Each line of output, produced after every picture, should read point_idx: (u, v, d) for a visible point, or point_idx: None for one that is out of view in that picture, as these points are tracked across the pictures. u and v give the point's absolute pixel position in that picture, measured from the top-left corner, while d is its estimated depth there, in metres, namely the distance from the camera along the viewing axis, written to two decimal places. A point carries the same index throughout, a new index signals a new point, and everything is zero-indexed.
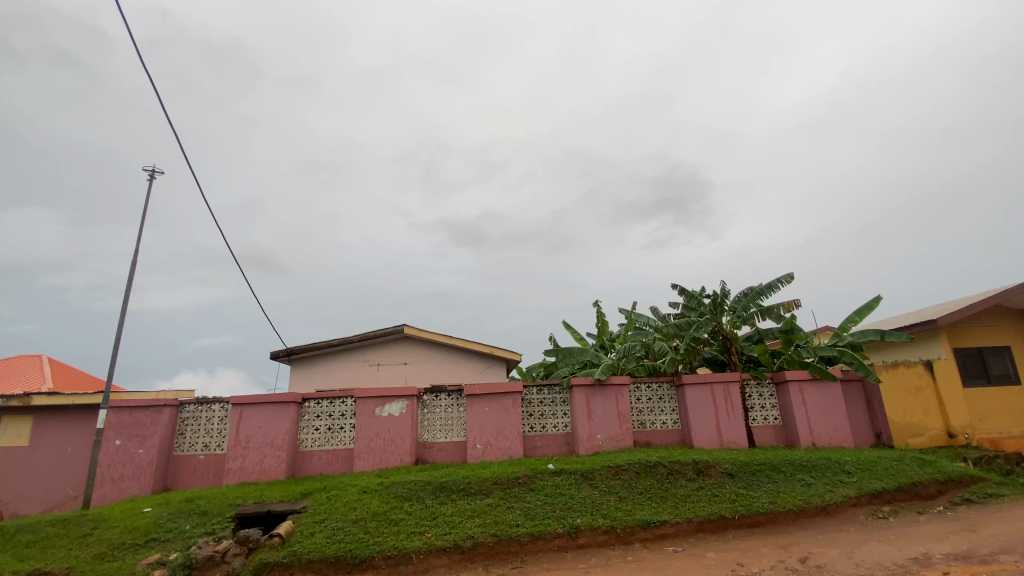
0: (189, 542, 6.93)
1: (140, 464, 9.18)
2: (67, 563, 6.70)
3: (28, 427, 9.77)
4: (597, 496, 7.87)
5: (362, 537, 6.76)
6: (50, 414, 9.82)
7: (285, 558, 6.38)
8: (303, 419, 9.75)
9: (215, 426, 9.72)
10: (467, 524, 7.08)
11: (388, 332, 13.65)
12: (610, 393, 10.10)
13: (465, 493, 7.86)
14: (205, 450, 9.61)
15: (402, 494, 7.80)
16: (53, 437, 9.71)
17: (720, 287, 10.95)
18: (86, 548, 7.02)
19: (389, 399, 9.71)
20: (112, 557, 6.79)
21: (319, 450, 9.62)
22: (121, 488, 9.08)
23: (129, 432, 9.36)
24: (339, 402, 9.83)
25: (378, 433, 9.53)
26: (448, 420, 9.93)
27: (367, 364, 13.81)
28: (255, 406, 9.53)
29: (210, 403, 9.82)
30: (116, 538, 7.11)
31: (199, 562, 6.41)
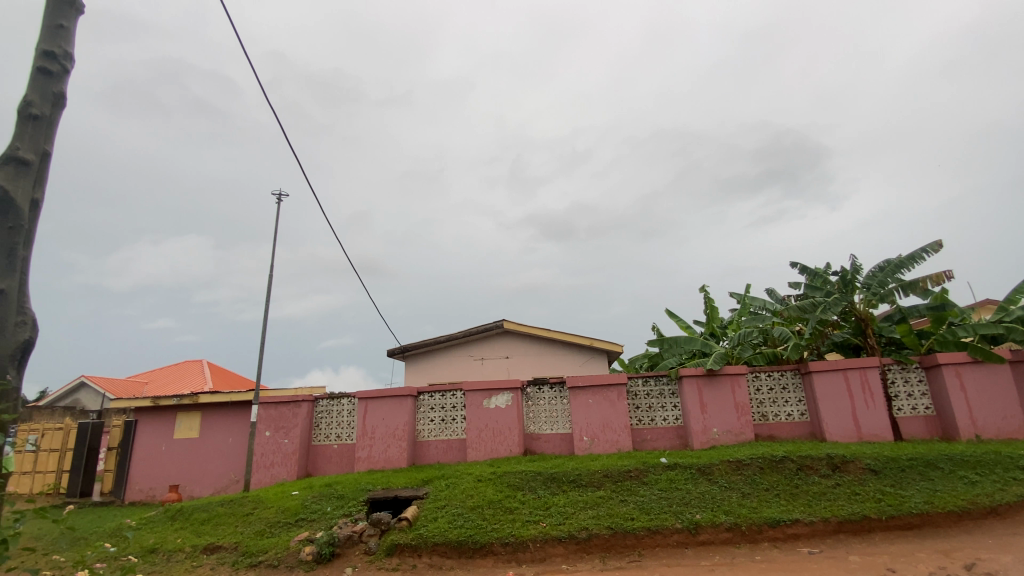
0: (331, 523, 7.74)
1: (286, 452, 10.42)
2: (235, 538, 7.78)
3: (197, 421, 11.50)
4: (717, 492, 7.46)
5: (480, 523, 7.06)
6: (214, 410, 11.47)
7: (414, 541, 6.85)
8: (419, 411, 10.41)
9: (345, 419, 10.74)
10: (581, 515, 7.10)
11: (490, 327, 14.06)
12: (724, 383, 9.52)
13: (576, 485, 7.87)
14: (338, 440, 10.66)
15: (515, 484, 8.03)
16: (217, 429, 11.35)
17: (849, 262, 9.82)
18: (249, 525, 8.11)
19: (495, 392, 10.02)
20: (271, 533, 7.77)
21: (435, 440, 10.21)
22: (273, 473, 10.36)
23: (276, 424, 10.66)
24: (450, 395, 10.37)
25: (487, 424, 9.88)
26: (553, 411, 10.02)
27: (472, 359, 14.36)
28: (376, 400, 10.35)
29: (339, 397, 10.87)
30: (273, 517, 8.14)
31: (340, 540, 7.09)
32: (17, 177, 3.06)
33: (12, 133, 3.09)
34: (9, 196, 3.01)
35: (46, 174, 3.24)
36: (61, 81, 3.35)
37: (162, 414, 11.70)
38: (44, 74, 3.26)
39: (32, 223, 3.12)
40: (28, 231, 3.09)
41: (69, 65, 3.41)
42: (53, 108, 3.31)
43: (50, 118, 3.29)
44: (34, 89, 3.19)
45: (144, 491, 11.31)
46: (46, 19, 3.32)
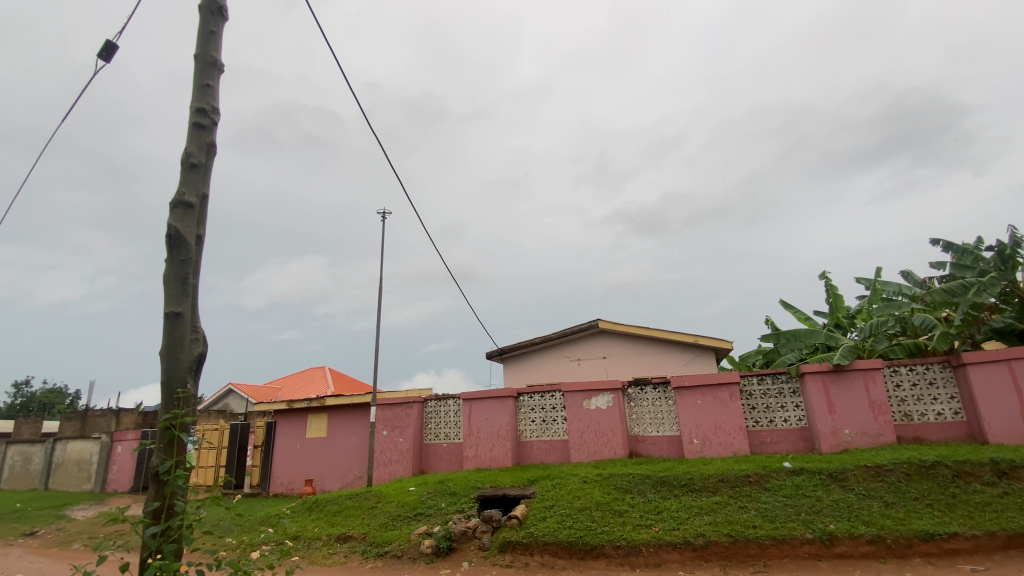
0: (446, 518, 8.17)
1: (402, 450, 11.20)
2: (363, 529, 8.49)
3: (324, 422, 12.75)
4: (853, 500, 6.72)
5: (590, 525, 7.04)
6: (337, 411, 12.65)
7: (525, 539, 7.00)
8: (520, 412, 10.62)
9: (452, 419, 11.28)
10: (696, 520, 6.78)
11: (586, 327, 13.94)
12: (855, 380, 8.57)
13: (689, 490, 7.55)
14: (447, 439, 11.22)
15: (622, 486, 7.89)
16: (341, 428, 12.50)
17: (1009, 234, 8.38)
18: (374, 517, 8.81)
19: (595, 393, 9.91)
20: (393, 525, 8.39)
21: (538, 440, 10.34)
22: (391, 469, 11.18)
23: (391, 424, 11.49)
24: (549, 396, 10.46)
25: (589, 425, 9.81)
26: (658, 413, 9.69)
27: (569, 360, 14.33)
28: (480, 401, 10.73)
29: (446, 399, 11.45)
30: (394, 511, 8.78)
31: (456, 535, 7.45)
32: (184, 217, 3.65)
33: (178, 180, 3.68)
34: (180, 234, 3.59)
35: (205, 213, 3.82)
36: (211, 132, 3.92)
37: (295, 416, 13.11)
38: (199, 128, 3.85)
39: (198, 254, 3.70)
40: (195, 262, 3.67)
41: (216, 118, 3.99)
42: (207, 156, 3.88)
43: (205, 165, 3.87)
44: (193, 143, 3.78)
45: (284, 484, 12.70)
46: (197, 81, 3.91)
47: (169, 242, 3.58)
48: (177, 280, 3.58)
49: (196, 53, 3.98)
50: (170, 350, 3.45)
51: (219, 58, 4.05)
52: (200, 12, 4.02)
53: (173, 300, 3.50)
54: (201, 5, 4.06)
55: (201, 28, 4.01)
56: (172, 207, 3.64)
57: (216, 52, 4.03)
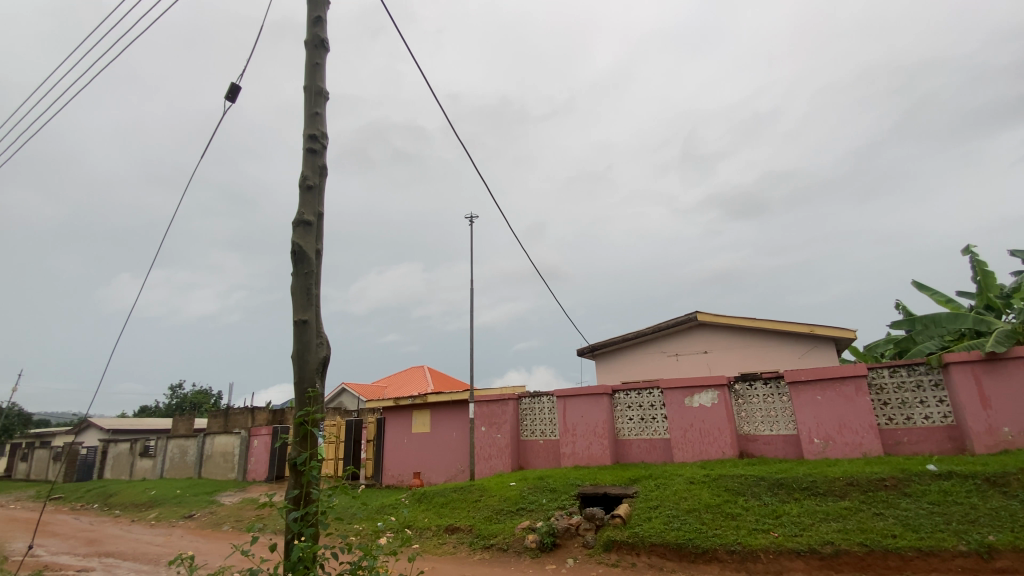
0: (549, 513, 8.26)
1: (500, 446, 11.52)
2: (469, 521, 8.83)
3: (427, 417, 13.46)
4: (1019, 509, 5.76)
5: (700, 527, 6.73)
6: (439, 408, 13.30)
7: (630, 539, 6.87)
8: (617, 409, 10.43)
9: (547, 416, 11.40)
10: (822, 527, 6.22)
11: (683, 321, 13.36)
12: (1015, 370, 7.35)
13: (811, 494, 6.94)
14: (543, 436, 11.35)
15: (734, 488, 7.45)
16: (444, 424, 13.13)
17: None
18: (479, 510, 9.13)
19: (698, 389, 9.45)
20: (498, 519, 8.63)
21: (637, 439, 10.09)
22: (491, 464, 11.54)
23: (489, 420, 11.85)
24: (647, 393, 10.18)
25: (692, 423, 9.38)
26: (771, 410, 9.01)
27: (666, 356, 13.81)
28: (574, 398, 10.70)
29: (540, 396, 11.60)
30: (497, 505, 9.05)
31: (560, 532, 7.50)
32: (304, 234, 4.05)
33: (298, 202, 4.08)
34: (302, 249, 3.99)
35: (322, 229, 4.20)
36: (322, 155, 4.30)
37: (401, 412, 13.98)
38: (312, 153, 4.25)
39: (318, 267, 4.08)
40: (316, 273, 4.05)
41: (325, 143, 4.38)
42: (320, 177, 4.27)
43: (319, 186, 4.25)
44: (308, 167, 4.18)
45: (395, 476, 13.55)
46: (307, 111, 4.32)
47: (295, 258, 4.00)
48: (303, 291, 3.98)
49: (305, 85, 4.39)
50: (300, 353, 3.85)
51: (324, 87, 4.44)
52: (305, 47, 4.43)
53: (300, 309, 3.90)
54: (306, 41, 4.47)
55: (308, 61, 4.41)
56: (294, 225, 4.06)
57: (321, 82, 4.42)
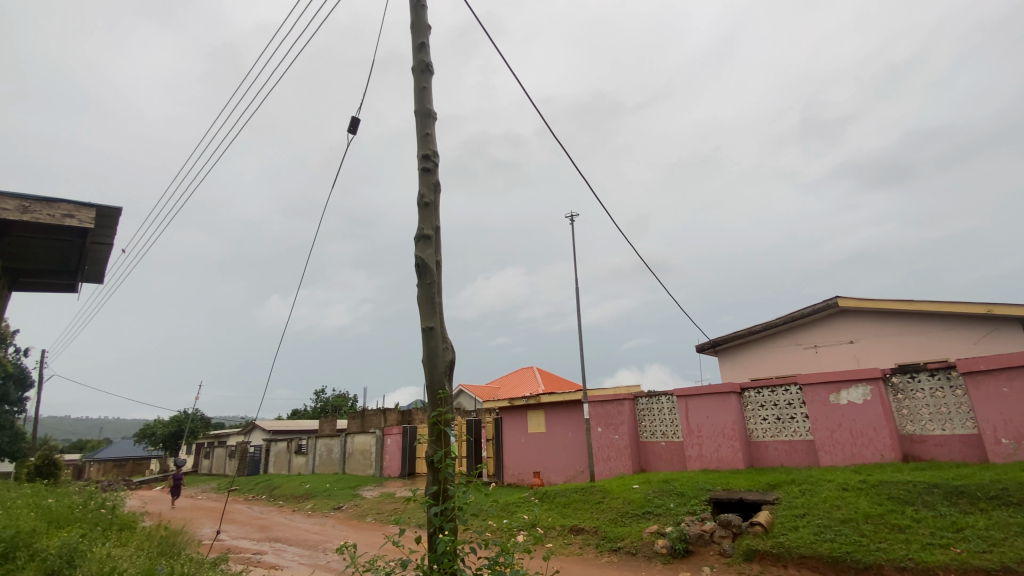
0: (678, 518, 7.90)
1: (619, 447, 11.29)
2: (593, 523, 8.75)
3: (542, 417, 13.63)
4: None
5: (859, 540, 5.97)
6: (553, 408, 13.41)
7: (775, 549, 6.30)
8: (747, 409, 9.69)
9: (668, 417, 10.96)
10: (1020, 543, 5.18)
11: (819, 308, 12.03)
12: None
13: (1003, 504, 5.82)
14: (665, 437, 10.93)
15: (899, 497, 6.49)
16: (559, 424, 13.20)
17: None
18: (603, 512, 9.02)
19: (846, 385, 8.41)
20: (624, 522, 8.44)
21: (773, 441, 9.26)
22: (611, 466, 11.34)
23: (605, 421, 11.69)
24: (781, 390, 9.31)
25: (840, 423, 8.38)
26: (941, 407, 7.73)
27: (802, 348, 12.52)
28: (697, 397, 10.15)
29: (658, 396, 11.23)
30: (622, 507, 8.87)
31: (692, 538, 7.13)
32: (425, 248, 4.33)
33: (417, 219, 4.38)
34: (424, 262, 4.28)
35: (440, 241, 4.45)
36: (435, 172, 4.57)
37: (516, 412, 14.28)
38: (426, 171, 4.53)
39: (439, 277, 4.33)
40: (438, 283, 4.30)
41: (437, 160, 4.64)
42: (435, 194, 4.53)
43: (435, 201, 4.52)
44: (424, 185, 4.47)
45: (516, 475, 13.81)
46: (419, 132, 4.62)
47: (418, 270, 4.29)
48: (428, 300, 4.26)
49: (415, 109, 4.71)
50: (430, 358, 4.12)
51: (432, 108, 4.72)
52: (412, 73, 4.75)
53: (427, 317, 4.17)
54: (414, 67, 4.79)
55: (416, 86, 4.72)
56: (416, 241, 4.37)
57: (429, 104, 4.71)
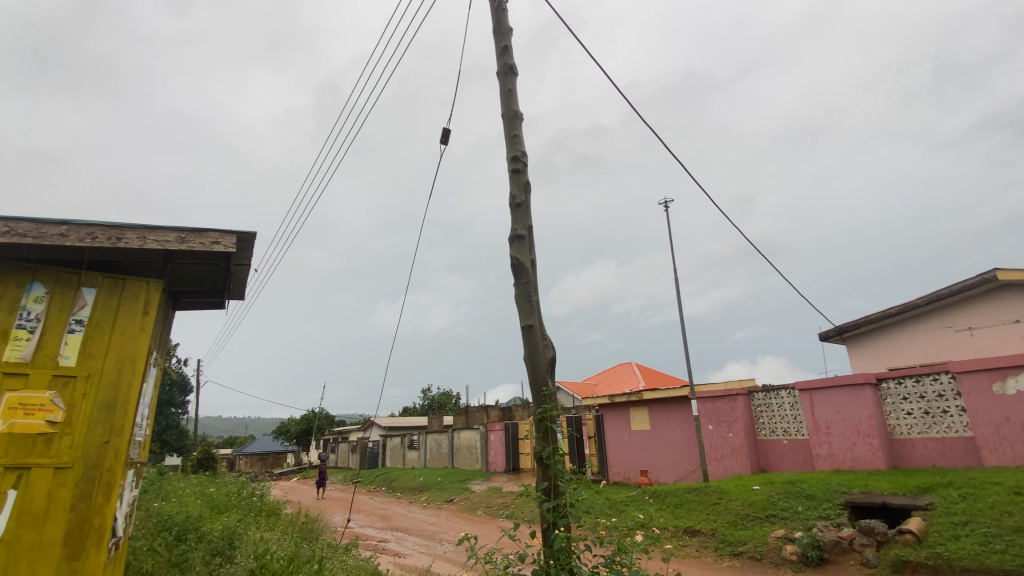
0: (809, 523, 7.22)
1: (734, 446, 10.62)
2: (711, 525, 8.28)
3: (646, 415, 13.18)
4: None
5: None
6: (658, 405, 12.94)
7: (931, 560, 5.49)
8: (885, 402, 8.61)
9: (789, 413, 10.10)
10: None
11: (973, 285, 10.33)
12: None
13: None
14: (787, 435, 10.09)
15: None
16: (665, 422, 12.71)
17: None
18: (721, 514, 8.52)
19: (1013, 371, 7.14)
20: (745, 525, 7.91)
21: (921, 438, 8.12)
22: (726, 466, 10.68)
23: (717, 418, 11.05)
24: (928, 380, 8.13)
25: (1008, 416, 7.12)
26: None
27: (953, 331, 10.80)
28: (822, 390, 9.23)
29: (777, 390, 10.40)
30: (742, 509, 8.32)
31: (828, 545, 6.48)
32: (519, 248, 4.39)
33: (510, 220, 4.45)
34: (520, 261, 4.33)
35: (534, 240, 4.49)
36: (525, 172, 4.62)
37: (617, 410, 13.87)
38: (516, 172, 4.60)
39: (535, 275, 4.37)
40: (534, 281, 4.34)
41: (526, 161, 4.69)
42: (526, 193, 4.57)
43: (526, 201, 4.56)
44: (515, 186, 4.53)
45: (621, 473, 13.38)
46: (508, 134, 4.70)
47: (514, 270, 4.36)
48: (525, 299, 4.31)
49: (502, 112, 4.79)
50: (531, 356, 4.17)
51: (519, 110, 4.78)
52: (497, 77, 4.84)
53: (525, 315, 4.22)
54: (498, 71, 4.88)
55: (502, 89, 4.81)
56: (510, 242, 4.44)
57: (516, 105, 4.77)
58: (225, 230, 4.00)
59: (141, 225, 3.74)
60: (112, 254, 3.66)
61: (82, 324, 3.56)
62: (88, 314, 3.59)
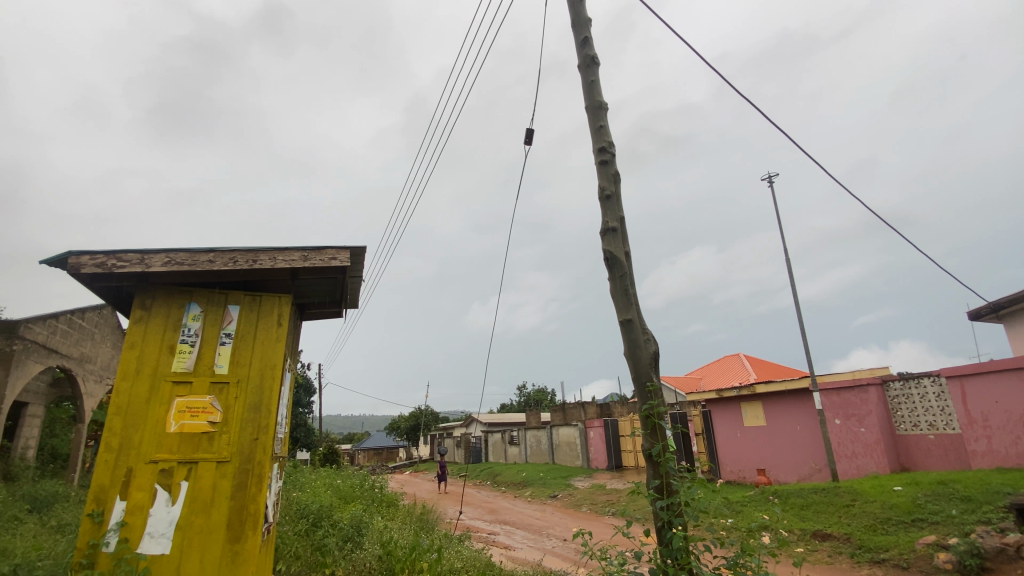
0: (966, 528, 6.26)
1: (868, 442, 9.59)
2: (844, 529, 7.48)
3: (760, 410, 12.24)
4: None
5: None
6: (774, 399, 11.98)
7: None
8: None
9: (934, 404, 8.89)
10: None
11: None
12: None
13: None
14: (933, 429, 8.90)
15: None
16: (783, 417, 11.74)
17: None
18: (855, 518, 7.67)
19: None
20: (885, 530, 7.06)
21: None
22: (859, 464, 9.63)
23: (845, 412, 9.98)
24: None
25: None
26: None
27: None
28: (976, 377, 7.96)
29: (917, 378, 9.19)
30: (880, 513, 7.44)
31: (989, 552, 5.58)
32: (612, 241, 4.30)
33: (601, 213, 4.37)
34: (614, 255, 4.24)
35: (627, 232, 4.37)
36: (613, 163, 4.50)
37: (728, 404, 13.03)
38: (604, 164, 4.49)
39: (630, 268, 4.24)
40: (630, 274, 4.22)
41: (613, 151, 4.57)
42: (615, 184, 4.45)
43: (615, 192, 4.44)
44: (604, 177, 4.43)
45: (735, 472, 12.57)
46: (593, 126, 4.61)
47: (608, 264, 4.27)
48: (622, 293, 4.21)
49: (586, 104, 4.71)
50: (632, 350, 4.05)
51: (602, 100, 4.67)
52: (579, 70, 4.77)
53: (623, 309, 4.12)
54: (579, 64, 4.80)
55: (585, 81, 4.72)
56: (602, 235, 4.35)
57: (599, 96, 4.67)
58: (340, 246, 4.38)
59: (272, 248, 4.21)
60: (251, 274, 4.18)
61: (230, 337, 4.11)
62: (234, 328, 4.13)
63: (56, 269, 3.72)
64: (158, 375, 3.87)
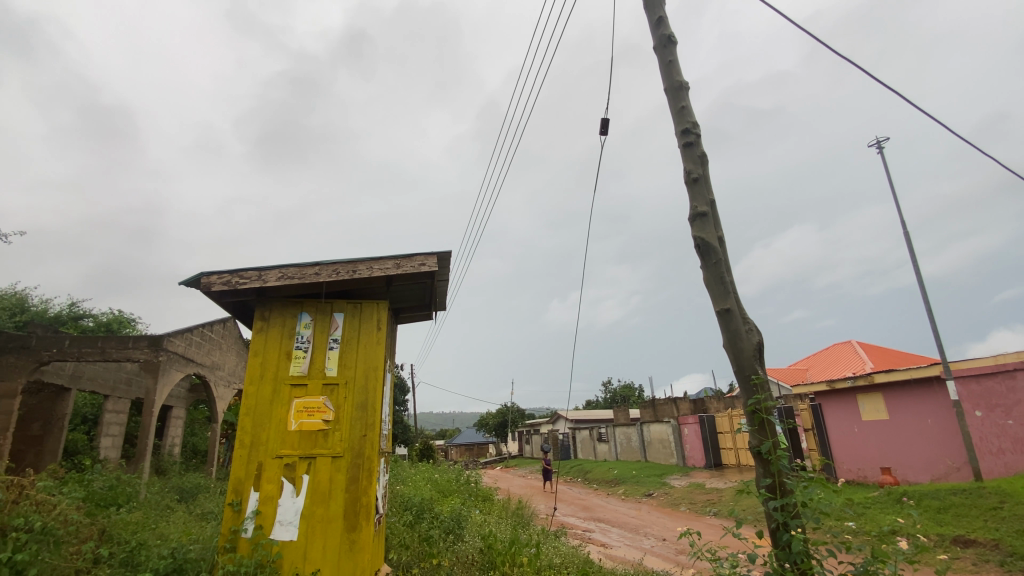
0: None
1: (1018, 436, 8.39)
2: (991, 535, 6.53)
3: (881, 402, 11.01)
4: None
5: None
6: (897, 389, 10.74)
7: None
8: None
9: None
10: None
11: None
12: None
13: None
14: None
15: None
16: (910, 409, 10.50)
17: None
18: (1004, 522, 6.68)
19: None
20: None
21: None
22: (1007, 462, 8.39)
23: (987, 402, 8.80)
24: None
25: None
26: None
27: None
28: None
29: None
30: None
31: None
32: (703, 227, 4.10)
33: (689, 197, 4.17)
34: (706, 242, 4.05)
35: (717, 216, 4.15)
36: (698, 145, 4.29)
37: (841, 397, 11.85)
38: (688, 147, 4.29)
39: (724, 254, 4.02)
40: (725, 261, 4.00)
41: (698, 132, 4.35)
42: (702, 166, 4.23)
43: (702, 175, 4.22)
44: (689, 160, 4.23)
45: (853, 471, 11.40)
46: (674, 107, 4.40)
47: (700, 252, 4.07)
48: (717, 281, 3.98)
49: (665, 86, 4.54)
50: (733, 342, 3.81)
51: (682, 80, 4.49)
52: (655, 51, 4.60)
53: (720, 299, 3.88)
54: (655, 45, 4.63)
55: (662, 62, 4.55)
56: (691, 221, 4.15)
57: (678, 77, 4.49)
58: (428, 252, 4.60)
59: (369, 258, 4.51)
60: (352, 283, 4.50)
61: (337, 342, 4.46)
62: (340, 333, 4.47)
63: (192, 288, 4.26)
64: (279, 379, 4.29)
